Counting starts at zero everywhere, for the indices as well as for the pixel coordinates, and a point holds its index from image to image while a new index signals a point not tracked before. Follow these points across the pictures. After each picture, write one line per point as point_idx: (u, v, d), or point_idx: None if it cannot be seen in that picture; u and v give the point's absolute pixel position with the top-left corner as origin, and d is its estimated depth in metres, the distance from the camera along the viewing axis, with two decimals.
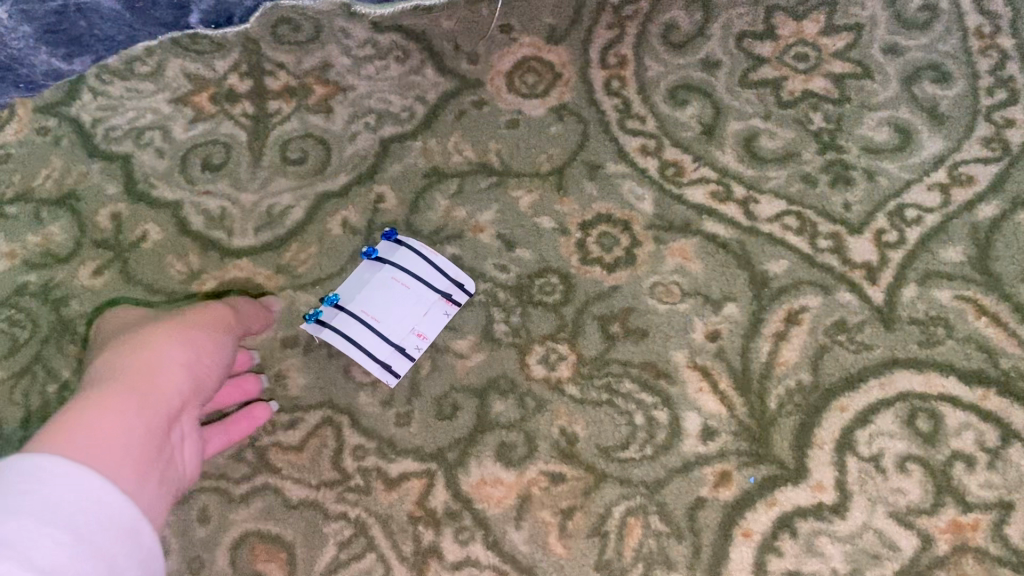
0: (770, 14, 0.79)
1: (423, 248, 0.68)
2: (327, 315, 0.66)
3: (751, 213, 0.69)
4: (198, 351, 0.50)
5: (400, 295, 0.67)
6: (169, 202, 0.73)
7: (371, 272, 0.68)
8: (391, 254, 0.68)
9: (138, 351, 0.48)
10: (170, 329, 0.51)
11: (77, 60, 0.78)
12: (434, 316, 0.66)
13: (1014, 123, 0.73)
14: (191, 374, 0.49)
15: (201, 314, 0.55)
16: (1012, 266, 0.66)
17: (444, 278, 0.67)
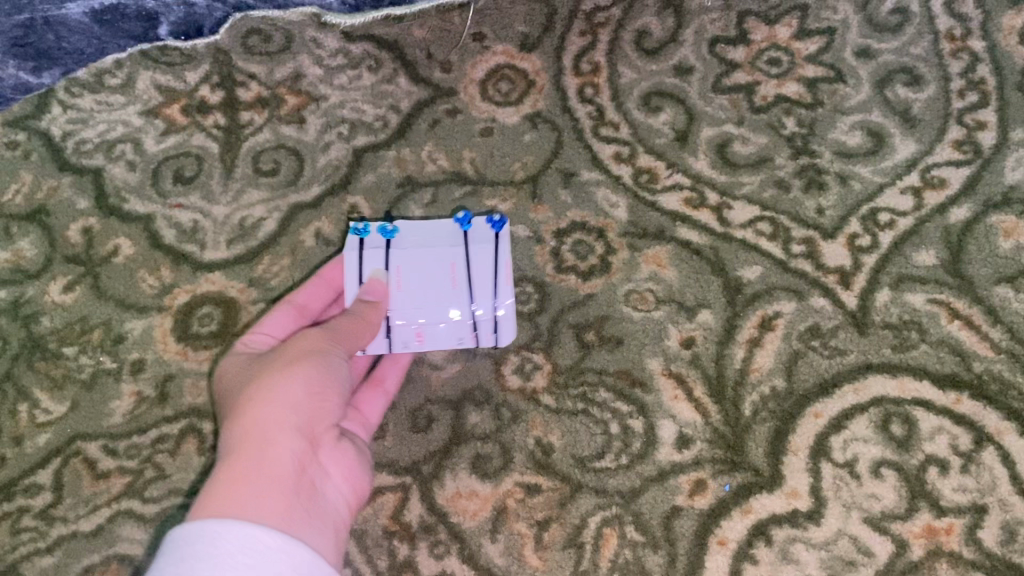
0: (742, 19, 0.79)
1: (503, 260, 0.67)
2: (370, 241, 0.67)
3: (725, 219, 0.69)
4: (309, 381, 0.52)
5: (444, 284, 0.66)
6: (141, 215, 0.73)
7: (444, 240, 0.68)
8: (472, 240, 0.68)
9: (251, 408, 0.49)
10: (276, 372, 0.52)
11: (45, 73, 0.77)
12: (449, 331, 0.65)
13: (986, 125, 0.73)
14: (310, 409, 0.51)
15: (304, 340, 0.55)
16: (985, 269, 0.66)
17: (492, 302, 0.65)
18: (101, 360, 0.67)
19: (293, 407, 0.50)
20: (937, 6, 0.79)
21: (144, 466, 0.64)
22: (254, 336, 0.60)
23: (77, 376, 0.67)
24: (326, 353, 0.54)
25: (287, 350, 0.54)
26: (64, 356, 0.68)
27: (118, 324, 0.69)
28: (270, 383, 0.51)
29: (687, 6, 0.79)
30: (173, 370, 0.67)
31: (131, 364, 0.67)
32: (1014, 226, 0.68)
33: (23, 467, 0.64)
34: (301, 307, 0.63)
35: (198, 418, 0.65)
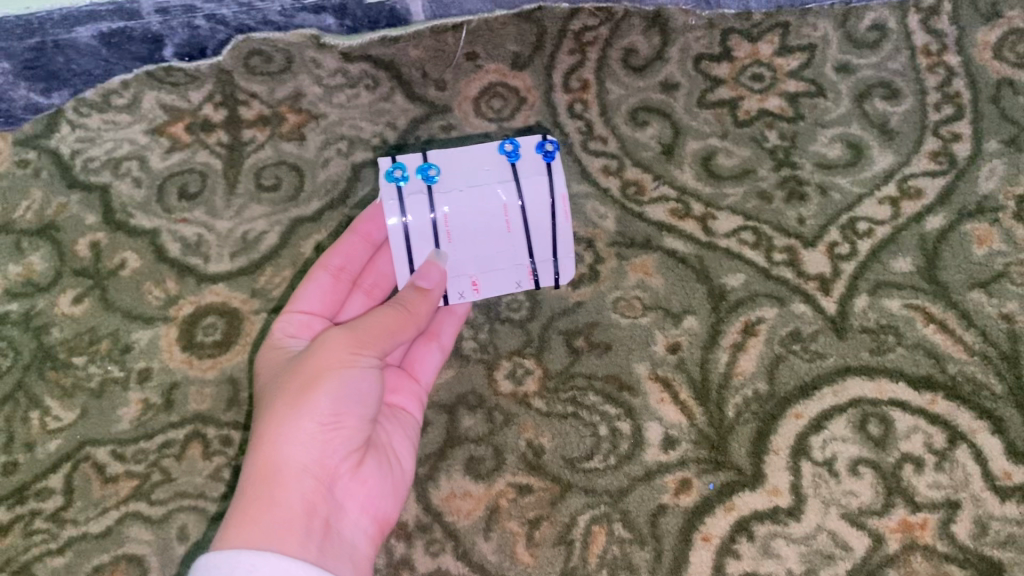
0: (726, 36, 0.82)
1: (558, 197, 0.63)
2: (409, 187, 0.62)
3: (709, 229, 0.72)
4: (325, 410, 0.51)
5: (499, 231, 0.63)
6: (147, 229, 0.76)
7: (489, 170, 0.63)
8: (523, 174, 0.63)
9: (265, 445, 0.50)
10: (293, 400, 0.51)
11: (55, 93, 0.80)
12: (506, 279, 0.65)
13: (961, 137, 0.76)
14: (325, 443, 0.51)
15: (324, 353, 0.52)
16: (959, 275, 0.68)
17: (550, 245, 0.64)
18: (109, 369, 0.70)
19: (306, 445, 0.50)
20: (914, 22, 0.82)
21: (151, 470, 0.67)
22: (294, 311, 0.62)
23: (86, 384, 0.70)
24: (346, 368, 0.52)
25: (307, 365, 0.52)
26: (73, 366, 0.70)
27: (125, 335, 0.71)
28: (285, 411, 0.51)
29: (672, 24, 0.82)
30: (179, 378, 0.69)
31: (138, 373, 0.70)
32: (987, 233, 0.70)
33: (35, 472, 0.67)
34: (339, 270, 0.64)
35: (202, 424, 0.68)
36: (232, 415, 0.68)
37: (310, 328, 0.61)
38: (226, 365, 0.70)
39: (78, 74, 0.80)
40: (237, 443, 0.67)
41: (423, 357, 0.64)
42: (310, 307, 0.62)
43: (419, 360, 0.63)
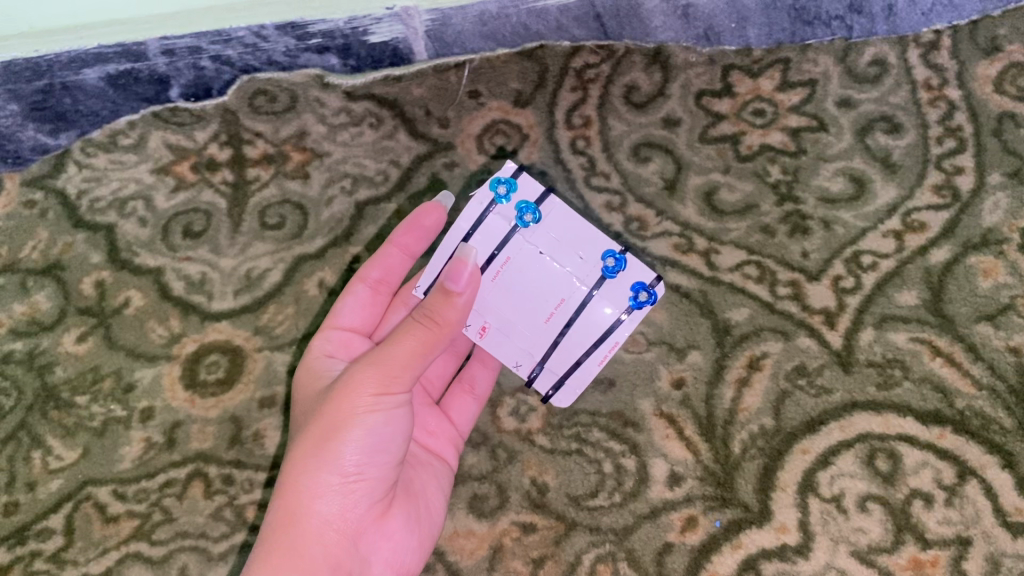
0: (727, 72, 0.82)
1: (606, 342, 0.59)
2: (501, 209, 0.56)
3: (713, 263, 0.72)
4: (347, 462, 0.49)
5: (539, 321, 0.58)
6: (151, 268, 0.76)
7: (580, 262, 0.57)
8: (601, 292, 0.58)
9: (287, 494, 0.49)
10: (316, 448, 0.50)
11: (62, 134, 0.81)
12: (510, 352, 0.60)
13: (964, 170, 0.75)
14: (346, 495, 0.50)
15: (347, 396, 0.50)
16: (965, 308, 0.68)
17: (569, 362, 0.60)
18: (111, 408, 0.70)
19: (328, 497, 0.49)
20: (915, 56, 0.81)
21: (152, 509, 0.66)
22: (333, 326, 0.61)
23: (89, 424, 0.69)
24: (369, 415, 0.50)
25: (330, 408, 0.50)
26: (76, 405, 0.70)
27: (128, 374, 0.71)
28: (306, 462, 0.49)
29: (673, 61, 0.82)
30: (182, 417, 0.69)
31: (141, 412, 0.70)
32: (993, 266, 0.70)
33: (36, 512, 0.67)
34: (379, 283, 0.62)
35: (204, 462, 0.67)
36: (233, 453, 0.68)
37: (347, 345, 0.61)
38: (229, 404, 0.70)
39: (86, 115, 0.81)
40: (239, 482, 0.67)
41: (461, 407, 0.63)
42: (347, 322, 0.62)
43: (458, 405, 0.63)
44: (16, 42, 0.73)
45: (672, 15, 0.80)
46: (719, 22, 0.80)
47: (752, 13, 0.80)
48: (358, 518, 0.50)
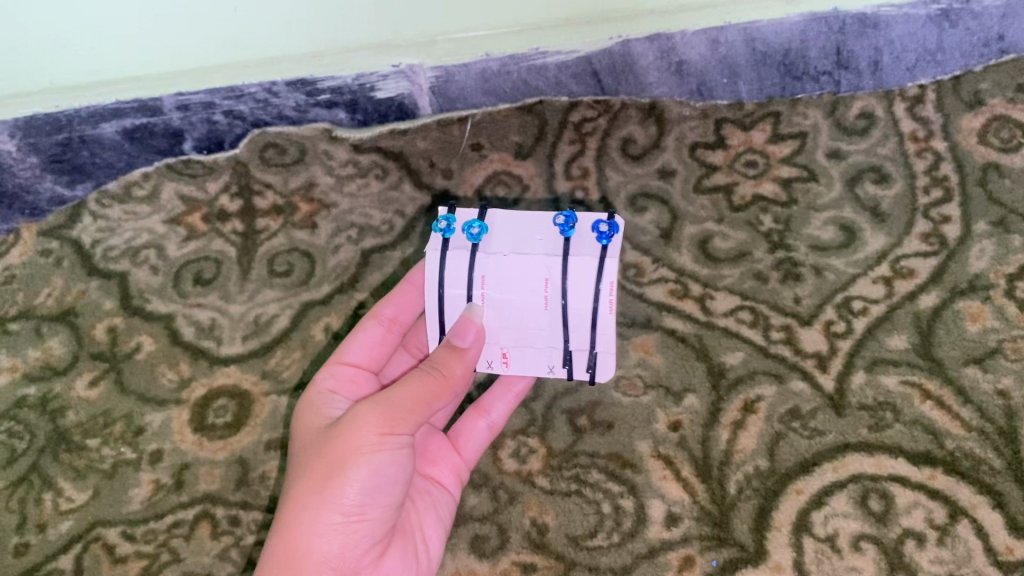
0: (720, 125, 0.85)
1: (604, 285, 0.58)
2: (453, 243, 0.60)
3: (708, 308, 0.74)
4: (348, 500, 0.52)
5: (540, 309, 0.59)
6: (163, 314, 0.78)
7: (540, 241, 0.59)
8: (574, 253, 0.58)
9: (289, 530, 0.52)
10: (320, 486, 0.53)
11: (78, 186, 0.85)
12: (537, 359, 0.61)
13: (950, 219, 0.78)
14: (346, 533, 0.52)
15: (353, 437, 0.53)
16: (954, 352, 0.70)
17: (591, 338, 0.60)
18: (122, 451, 0.72)
19: (328, 535, 0.52)
20: (901, 110, 0.84)
21: (160, 550, 0.68)
22: (340, 363, 0.63)
23: (99, 466, 0.71)
24: (372, 455, 0.53)
25: (335, 448, 0.53)
26: (87, 448, 0.72)
27: (138, 417, 0.73)
28: (309, 497, 0.53)
29: (668, 115, 0.85)
30: (190, 459, 0.71)
31: (150, 455, 0.71)
32: (980, 310, 0.72)
33: (45, 553, 0.68)
34: (392, 321, 0.64)
35: (211, 504, 0.69)
36: (240, 495, 0.69)
37: (354, 381, 0.63)
38: (236, 446, 0.71)
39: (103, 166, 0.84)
40: (245, 523, 0.68)
41: (470, 433, 0.65)
42: (355, 359, 0.63)
43: (467, 435, 0.65)
44: (41, 96, 0.78)
45: (665, 72, 0.83)
46: (711, 78, 0.84)
47: (742, 69, 0.83)
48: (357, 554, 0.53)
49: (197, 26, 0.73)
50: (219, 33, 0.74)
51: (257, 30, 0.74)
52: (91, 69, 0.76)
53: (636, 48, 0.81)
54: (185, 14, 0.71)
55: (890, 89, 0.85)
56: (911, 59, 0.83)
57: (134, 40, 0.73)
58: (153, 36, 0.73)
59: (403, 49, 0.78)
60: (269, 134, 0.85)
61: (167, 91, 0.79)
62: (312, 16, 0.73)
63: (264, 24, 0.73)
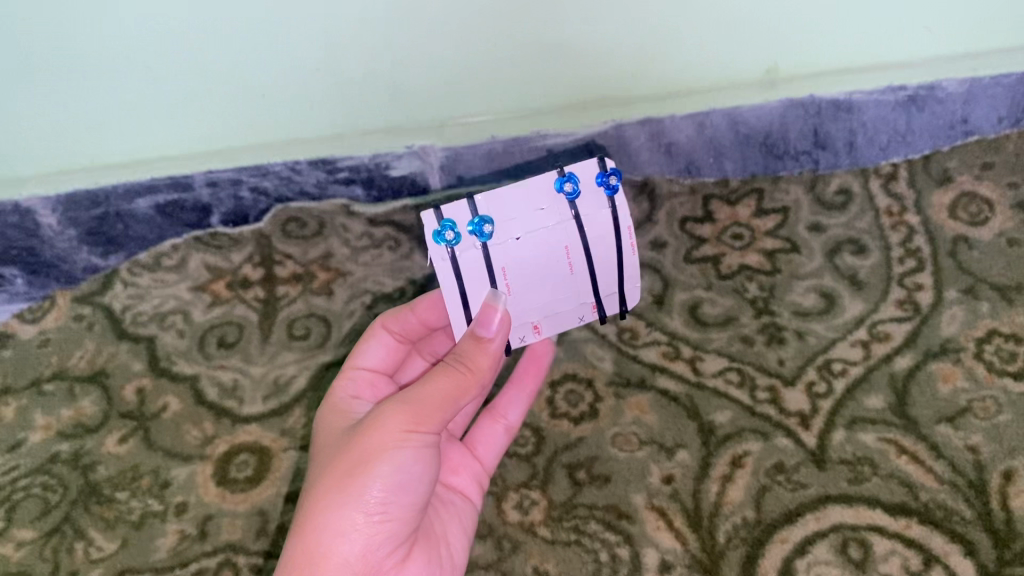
0: (707, 201, 0.92)
1: (622, 231, 0.63)
2: (459, 246, 0.61)
3: (698, 369, 0.79)
4: (374, 499, 0.54)
5: (564, 273, 0.63)
6: (188, 375, 0.84)
7: (546, 213, 0.62)
8: (584, 211, 0.62)
9: (314, 529, 0.54)
10: (344, 485, 0.55)
11: (111, 256, 0.91)
12: (567, 317, 0.65)
13: (923, 286, 0.84)
14: (371, 530, 0.54)
15: (378, 435, 0.55)
16: (927, 410, 0.75)
17: (619, 283, 0.65)
18: (149, 503, 0.76)
19: (353, 531, 0.54)
20: (874, 187, 0.91)
21: None
22: (358, 369, 0.67)
23: (128, 517, 0.76)
24: (398, 452, 0.55)
25: (360, 448, 0.55)
26: (117, 500, 0.76)
27: (165, 471, 0.78)
28: (335, 495, 0.54)
29: (659, 191, 0.92)
30: (213, 511, 0.75)
31: (176, 507, 0.76)
32: (951, 372, 0.77)
33: None
34: (404, 336, 0.69)
35: (233, 552, 0.73)
36: (261, 544, 0.73)
37: (372, 385, 0.67)
38: (256, 498, 0.76)
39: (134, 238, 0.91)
40: (265, 571, 0.72)
41: (488, 438, 0.70)
42: (372, 365, 0.68)
43: (486, 441, 0.70)
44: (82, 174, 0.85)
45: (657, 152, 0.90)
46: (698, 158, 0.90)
47: (727, 149, 0.90)
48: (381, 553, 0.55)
49: (229, 110, 0.80)
50: (248, 117, 0.81)
51: (281, 114, 0.81)
52: (130, 147, 0.83)
53: (630, 132, 0.87)
54: (219, 98, 0.79)
55: (863, 169, 0.92)
56: (882, 141, 0.90)
57: (171, 122, 0.81)
58: (188, 118, 0.81)
59: (418, 130, 0.85)
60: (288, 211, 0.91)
61: (197, 169, 0.86)
62: (333, 101, 0.80)
63: (289, 108, 0.81)
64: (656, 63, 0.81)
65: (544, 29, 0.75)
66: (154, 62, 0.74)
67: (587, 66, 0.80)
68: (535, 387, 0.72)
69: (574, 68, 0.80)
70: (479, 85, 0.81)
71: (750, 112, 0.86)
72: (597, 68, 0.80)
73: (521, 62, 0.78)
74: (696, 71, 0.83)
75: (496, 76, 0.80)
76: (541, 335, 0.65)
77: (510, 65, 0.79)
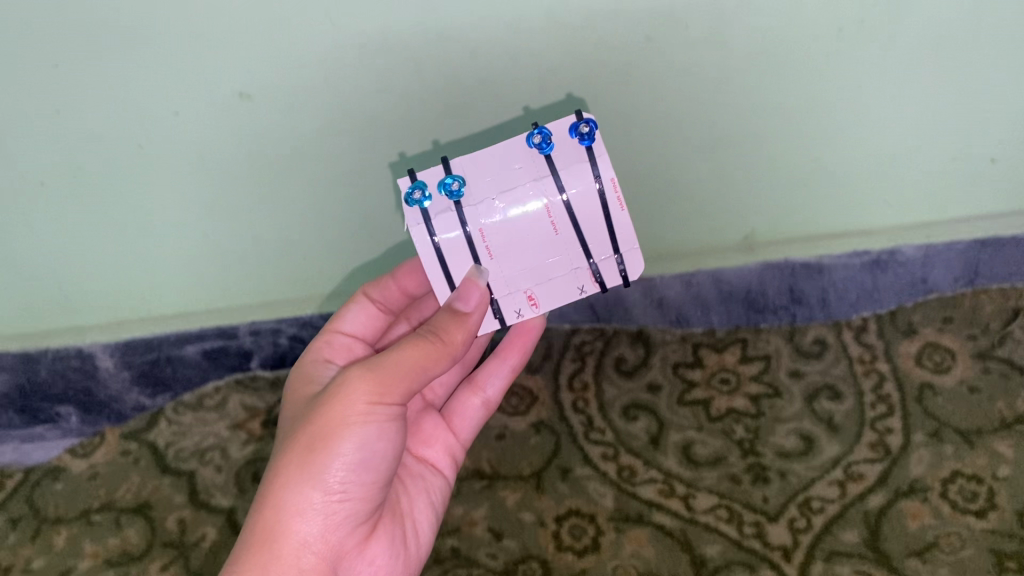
0: (697, 348, 1.02)
1: (604, 183, 0.61)
2: (434, 208, 0.62)
3: (691, 506, 0.89)
4: (337, 469, 0.60)
5: (546, 235, 0.62)
6: (225, 507, 0.94)
7: (521, 169, 0.61)
8: (562, 168, 0.60)
9: (274, 505, 0.60)
10: (304, 463, 0.59)
11: (159, 395, 1.01)
12: (562, 285, 0.64)
13: (893, 429, 0.93)
14: (329, 508, 0.60)
15: (342, 409, 0.59)
16: (897, 545, 0.84)
17: (611, 240, 0.63)
18: None
19: (311, 510, 0.60)
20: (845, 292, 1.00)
21: None
22: (339, 332, 0.74)
23: None
24: (362, 425, 0.59)
25: (323, 425, 0.59)
26: None
27: None
28: (300, 463, 0.60)
29: (653, 338, 1.02)
30: None
31: None
32: (919, 509, 0.87)
33: None
34: (384, 306, 0.75)
35: None
36: None
37: (348, 350, 0.74)
38: None
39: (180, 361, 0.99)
40: None
41: (465, 413, 0.76)
42: (350, 330, 0.74)
43: (464, 412, 0.76)
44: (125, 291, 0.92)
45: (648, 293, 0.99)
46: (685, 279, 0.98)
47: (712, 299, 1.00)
48: (341, 514, 0.61)
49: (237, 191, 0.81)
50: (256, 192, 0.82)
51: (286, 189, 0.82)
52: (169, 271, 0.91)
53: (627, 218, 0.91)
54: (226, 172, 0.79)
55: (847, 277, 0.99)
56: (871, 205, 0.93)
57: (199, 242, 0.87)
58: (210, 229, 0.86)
59: (417, 155, 0.79)
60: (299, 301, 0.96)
61: (219, 278, 0.92)
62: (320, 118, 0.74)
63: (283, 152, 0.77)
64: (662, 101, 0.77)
65: (546, 66, 0.71)
66: (209, 216, 0.84)
67: (594, 101, 0.76)
68: (516, 363, 0.75)
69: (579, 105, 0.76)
70: (479, 118, 0.76)
71: (751, 170, 0.86)
72: (603, 112, 0.77)
73: (522, 101, 0.75)
74: (706, 109, 0.78)
75: (494, 104, 0.74)
76: (537, 308, 0.65)
77: (509, 97, 0.74)
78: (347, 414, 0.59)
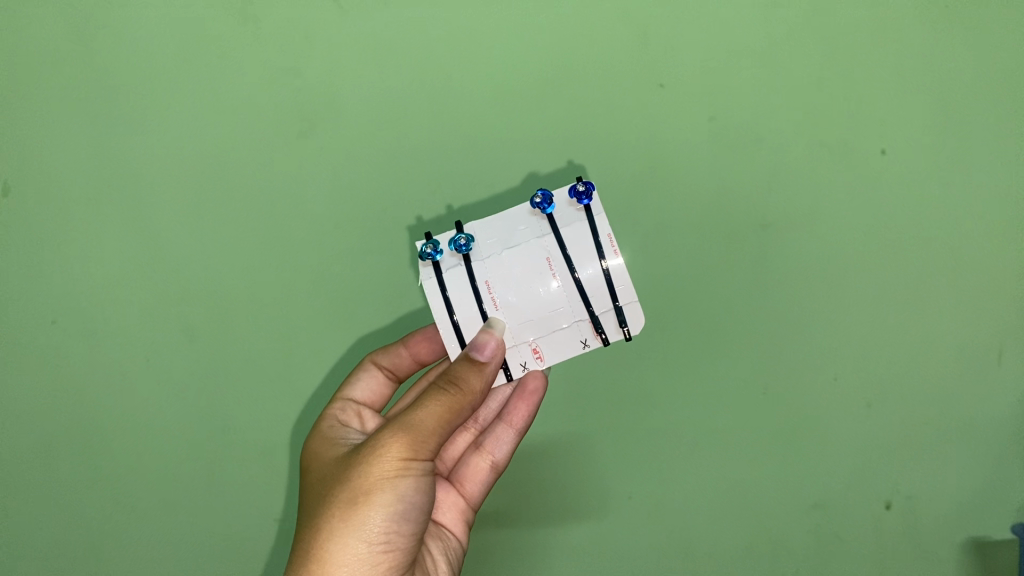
0: None
1: (601, 239, 0.61)
2: (444, 262, 0.62)
3: None
4: (374, 526, 0.55)
5: (547, 287, 0.61)
6: None
7: (525, 230, 0.62)
8: (561, 226, 0.61)
9: (317, 559, 0.55)
10: (345, 515, 0.55)
11: None
12: (564, 341, 0.62)
13: None
14: (373, 559, 0.55)
15: (376, 464, 0.56)
16: None
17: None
18: None
19: (355, 560, 0.54)
20: (900, 553, 0.82)
21: None
22: (345, 399, 0.72)
23: None
24: (398, 479, 0.55)
25: (360, 480, 0.55)
26: None
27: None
28: (338, 524, 0.55)
29: None
30: None
31: None
32: None
33: None
34: (388, 374, 0.72)
35: None
36: None
37: (359, 417, 0.71)
38: None
39: (69, 544, 0.82)
40: None
41: (476, 475, 0.71)
42: (359, 397, 0.72)
43: (473, 477, 0.71)
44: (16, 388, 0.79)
45: None
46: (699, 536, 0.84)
47: None
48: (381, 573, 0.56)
49: (183, 197, 0.77)
50: (205, 202, 0.76)
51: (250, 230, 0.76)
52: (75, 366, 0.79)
53: (629, 363, 0.80)
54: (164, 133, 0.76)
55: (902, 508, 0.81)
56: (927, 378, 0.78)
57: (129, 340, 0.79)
58: (132, 274, 0.78)
59: (435, 219, 0.76)
60: (242, 444, 0.80)
61: (138, 385, 0.79)
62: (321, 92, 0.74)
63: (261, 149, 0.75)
64: (658, 145, 0.75)
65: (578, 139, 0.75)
66: None
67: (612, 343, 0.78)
68: (522, 423, 0.69)
69: (575, 173, 0.75)
70: (496, 168, 0.75)
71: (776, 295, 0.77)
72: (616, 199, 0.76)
73: (528, 166, 0.75)
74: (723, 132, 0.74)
75: (502, 129, 0.75)
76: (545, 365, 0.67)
77: (529, 152, 0.75)
78: (381, 465, 0.55)
